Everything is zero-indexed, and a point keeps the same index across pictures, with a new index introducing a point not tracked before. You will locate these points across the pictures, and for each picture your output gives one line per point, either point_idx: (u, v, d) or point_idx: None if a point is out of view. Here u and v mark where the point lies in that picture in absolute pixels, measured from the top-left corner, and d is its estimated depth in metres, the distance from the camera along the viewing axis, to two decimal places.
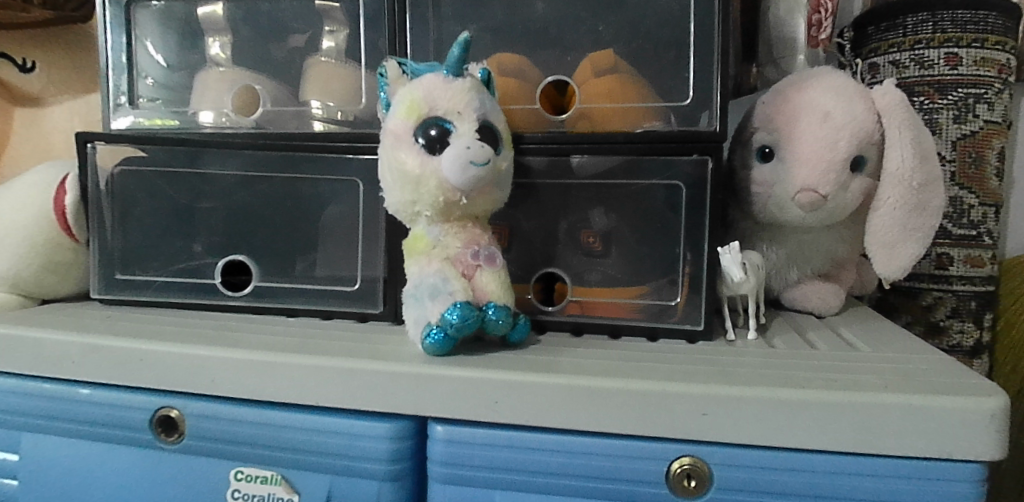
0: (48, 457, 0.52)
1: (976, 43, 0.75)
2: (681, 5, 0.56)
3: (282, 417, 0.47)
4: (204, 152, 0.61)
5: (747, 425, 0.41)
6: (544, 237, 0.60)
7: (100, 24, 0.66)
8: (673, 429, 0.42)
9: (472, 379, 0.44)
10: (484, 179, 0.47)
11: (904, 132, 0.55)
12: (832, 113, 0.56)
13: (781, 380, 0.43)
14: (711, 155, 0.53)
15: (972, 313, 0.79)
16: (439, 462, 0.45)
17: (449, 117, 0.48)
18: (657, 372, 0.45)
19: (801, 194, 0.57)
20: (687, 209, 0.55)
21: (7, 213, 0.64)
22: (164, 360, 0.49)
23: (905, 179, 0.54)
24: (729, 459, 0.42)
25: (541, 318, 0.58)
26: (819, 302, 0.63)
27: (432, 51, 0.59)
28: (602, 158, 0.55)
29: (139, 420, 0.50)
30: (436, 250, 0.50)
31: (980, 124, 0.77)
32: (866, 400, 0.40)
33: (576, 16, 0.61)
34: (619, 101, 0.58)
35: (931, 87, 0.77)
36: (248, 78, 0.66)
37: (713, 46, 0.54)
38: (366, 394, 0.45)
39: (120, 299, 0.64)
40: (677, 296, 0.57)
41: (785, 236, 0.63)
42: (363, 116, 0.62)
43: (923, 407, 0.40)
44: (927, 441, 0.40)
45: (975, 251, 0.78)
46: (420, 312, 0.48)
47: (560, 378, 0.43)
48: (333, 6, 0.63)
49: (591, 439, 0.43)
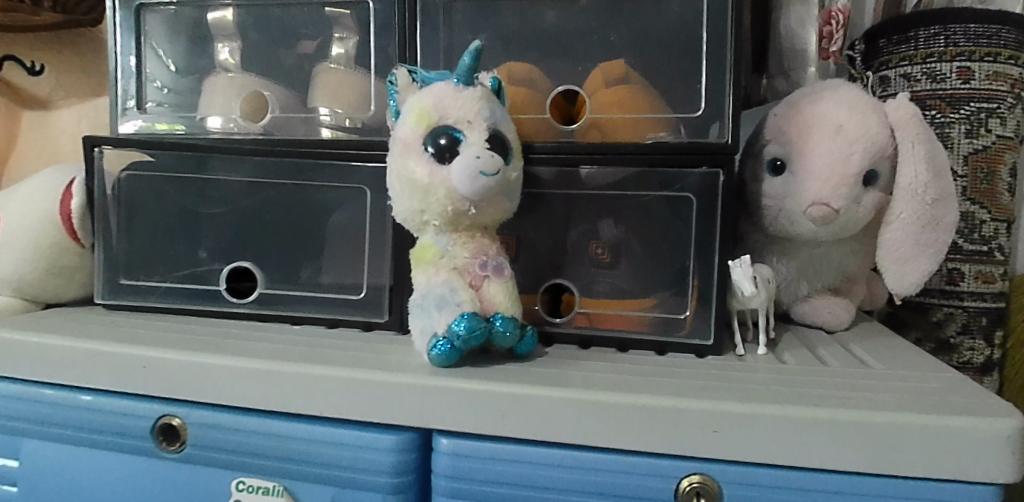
0: (48, 464, 0.52)
1: (989, 57, 0.74)
2: (693, 15, 0.56)
3: (285, 427, 0.47)
4: (212, 158, 0.61)
5: (758, 444, 0.41)
6: (552, 248, 0.60)
7: (110, 28, 0.66)
8: (682, 447, 0.41)
9: (478, 392, 0.43)
10: (493, 189, 0.47)
11: (918, 146, 0.54)
12: (845, 127, 0.55)
13: (793, 397, 0.42)
14: (722, 167, 0.52)
15: (983, 330, 0.78)
16: (444, 476, 0.45)
17: (459, 126, 0.48)
18: (667, 387, 0.44)
19: (813, 208, 0.56)
20: (697, 222, 0.54)
21: (12, 215, 0.64)
22: (168, 367, 0.48)
23: (918, 194, 0.53)
24: (740, 478, 0.41)
25: (547, 330, 0.57)
26: (829, 317, 0.62)
27: (442, 58, 0.59)
28: (612, 169, 0.55)
29: (141, 427, 0.49)
30: (443, 261, 0.50)
31: (992, 139, 0.76)
32: (879, 420, 0.39)
33: (587, 24, 0.61)
34: (629, 111, 0.57)
35: (943, 100, 0.76)
36: (258, 84, 0.66)
37: (726, 57, 0.53)
38: (372, 405, 0.45)
39: (122, 304, 0.63)
40: (685, 309, 0.56)
41: (796, 250, 0.62)
42: (371, 123, 0.61)
43: (939, 428, 0.39)
44: (941, 462, 0.39)
45: (986, 268, 0.77)
46: (426, 322, 0.48)
47: (568, 392, 0.43)
48: (344, 13, 0.63)
49: (599, 455, 0.43)
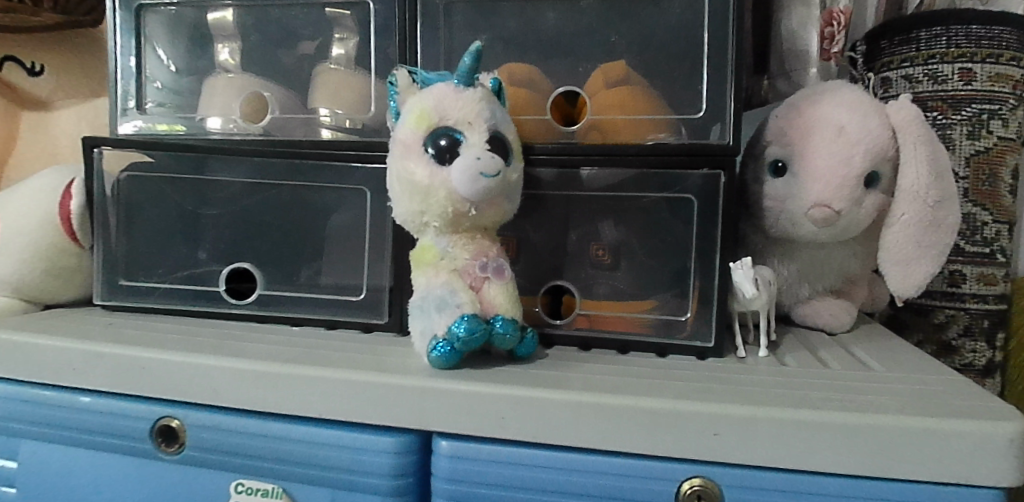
0: (47, 465, 0.52)
1: (991, 59, 0.74)
2: (695, 16, 0.56)
3: (284, 429, 0.47)
4: (212, 159, 0.60)
5: (760, 448, 0.40)
6: (553, 249, 0.60)
7: (110, 28, 0.66)
8: (683, 450, 0.41)
9: (478, 395, 0.43)
10: (494, 191, 0.47)
11: (920, 148, 0.54)
12: (846, 129, 0.55)
13: (795, 400, 0.42)
14: (724, 169, 0.52)
15: (984, 332, 0.78)
16: (443, 478, 0.45)
17: (459, 128, 0.48)
18: (668, 390, 0.44)
19: (814, 210, 0.56)
20: (699, 223, 0.54)
21: (12, 216, 0.64)
22: (167, 368, 0.48)
23: (920, 196, 0.53)
24: (741, 481, 0.41)
25: (548, 332, 0.56)
26: (831, 319, 0.62)
27: (442, 59, 0.59)
28: (613, 170, 0.54)
29: (139, 429, 0.49)
30: (443, 262, 0.50)
31: (994, 141, 0.76)
32: (881, 423, 0.39)
33: (588, 25, 0.60)
34: (630, 112, 0.57)
35: (944, 102, 0.76)
36: (258, 85, 0.66)
37: (728, 58, 0.53)
38: (372, 407, 0.45)
39: (121, 305, 0.63)
40: (686, 311, 0.56)
41: (797, 251, 0.62)
42: (371, 124, 0.61)
43: (941, 431, 0.39)
44: (944, 466, 0.39)
45: (987, 269, 0.77)
46: (426, 324, 0.47)
47: (569, 394, 0.42)
48: (344, 13, 0.63)
49: (600, 458, 0.42)
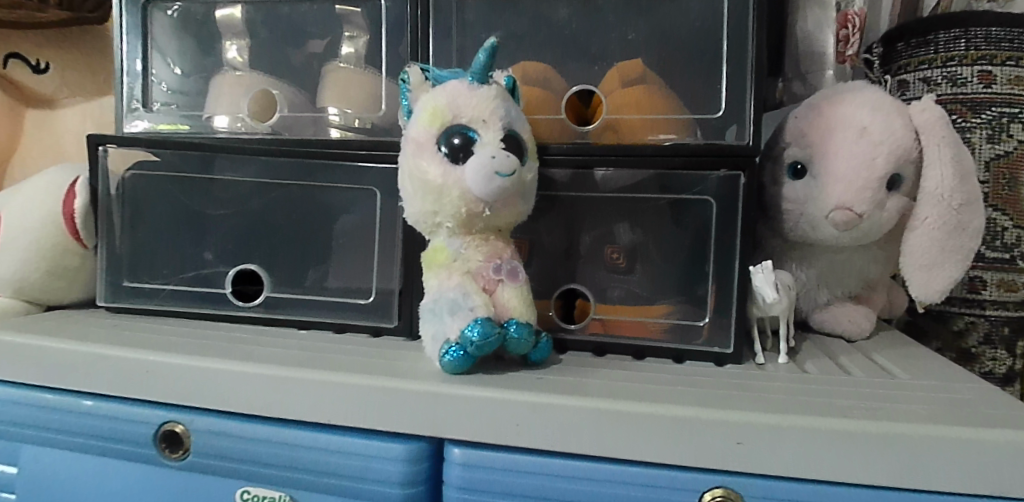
0: (48, 471, 0.50)
1: (1010, 62, 0.73)
2: (714, 13, 0.54)
3: (291, 435, 0.45)
4: (218, 158, 0.59)
5: (785, 457, 0.39)
6: (566, 252, 0.59)
7: (117, 27, 0.65)
8: (705, 459, 0.40)
9: (493, 401, 0.42)
10: (509, 190, 0.45)
11: (944, 150, 0.52)
12: (869, 130, 0.54)
13: (822, 408, 0.41)
14: (743, 170, 0.51)
15: (1005, 339, 0.76)
16: (455, 487, 0.43)
17: (473, 126, 0.46)
18: (687, 397, 0.42)
19: (836, 212, 0.54)
20: (717, 225, 0.53)
21: (15, 215, 0.63)
22: (171, 371, 0.47)
23: (944, 199, 0.52)
24: (764, 492, 0.39)
25: (562, 336, 0.55)
26: (850, 326, 0.60)
27: (454, 58, 0.58)
28: (629, 171, 0.53)
29: (142, 433, 0.48)
30: (456, 264, 0.48)
31: (1014, 144, 0.74)
32: (909, 432, 0.38)
33: (604, 23, 0.59)
34: (648, 112, 0.56)
35: (963, 105, 0.74)
36: (265, 83, 0.65)
37: (747, 57, 0.52)
38: (382, 414, 0.43)
39: (125, 307, 0.62)
40: (704, 317, 0.54)
41: (816, 256, 0.60)
42: (381, 123, 0.60)
43: (973, 440, 0.37)
44: (977, 478, 0.37)
45: (1008, 276, 0.75)
46: (438, 327, 0.46)
47: (587, 401, 0.41)
48: (354, 11, 0.62)
49: (617, 467, 0.41)
